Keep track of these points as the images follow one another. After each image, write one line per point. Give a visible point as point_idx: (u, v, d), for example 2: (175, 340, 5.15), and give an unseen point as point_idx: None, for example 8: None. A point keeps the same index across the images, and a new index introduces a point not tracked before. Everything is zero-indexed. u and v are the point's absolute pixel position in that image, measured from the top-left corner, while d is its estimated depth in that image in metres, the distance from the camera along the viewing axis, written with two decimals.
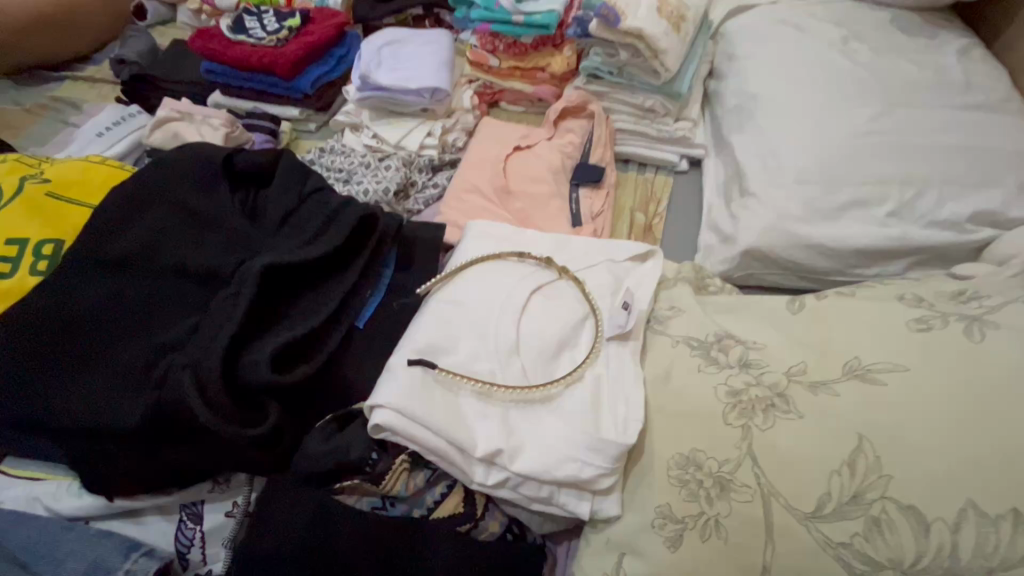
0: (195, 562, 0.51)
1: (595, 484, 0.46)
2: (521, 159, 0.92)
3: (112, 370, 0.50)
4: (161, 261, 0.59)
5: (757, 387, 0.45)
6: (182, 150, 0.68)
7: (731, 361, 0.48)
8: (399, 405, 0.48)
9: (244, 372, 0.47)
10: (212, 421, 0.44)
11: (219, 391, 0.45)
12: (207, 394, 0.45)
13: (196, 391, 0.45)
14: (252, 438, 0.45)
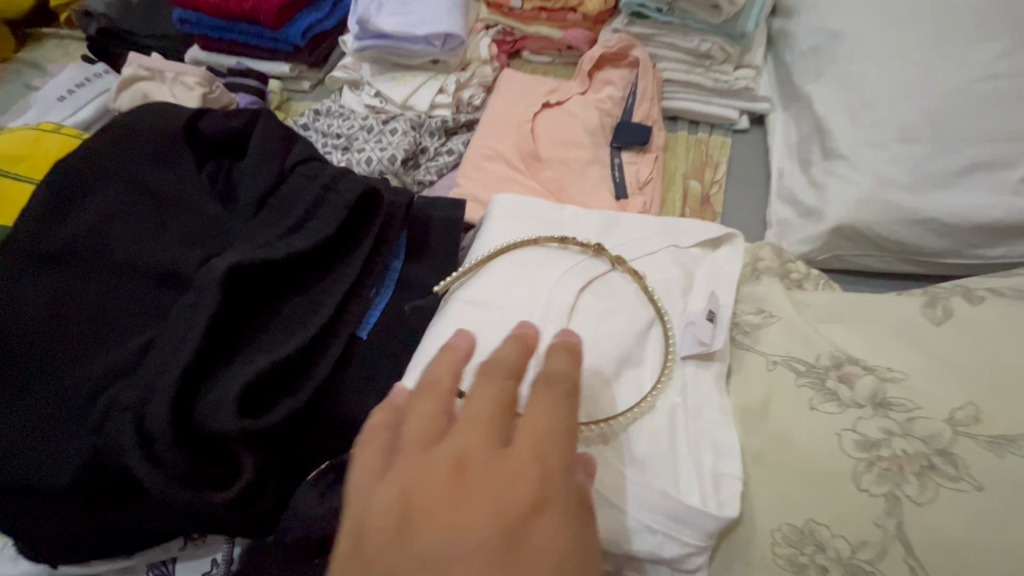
0: None
1: (681, 564, 0.34)
2: (552, 118, 0.77)
3: (43, 404, 0.39)
4: (108, 256, 0.47)
5: (901, 436, 0.33)
6: (138, 113, 0.55)
7: (859, 395, 0.35)
8: None
9: (203, 418, 0.36)
10: (157, 487, 0.33)
11: (168, 446, 0.34)
12: (153, 451, 0.34)
13: (138, 446, 0.34)
14: (218, 505, 0.35)
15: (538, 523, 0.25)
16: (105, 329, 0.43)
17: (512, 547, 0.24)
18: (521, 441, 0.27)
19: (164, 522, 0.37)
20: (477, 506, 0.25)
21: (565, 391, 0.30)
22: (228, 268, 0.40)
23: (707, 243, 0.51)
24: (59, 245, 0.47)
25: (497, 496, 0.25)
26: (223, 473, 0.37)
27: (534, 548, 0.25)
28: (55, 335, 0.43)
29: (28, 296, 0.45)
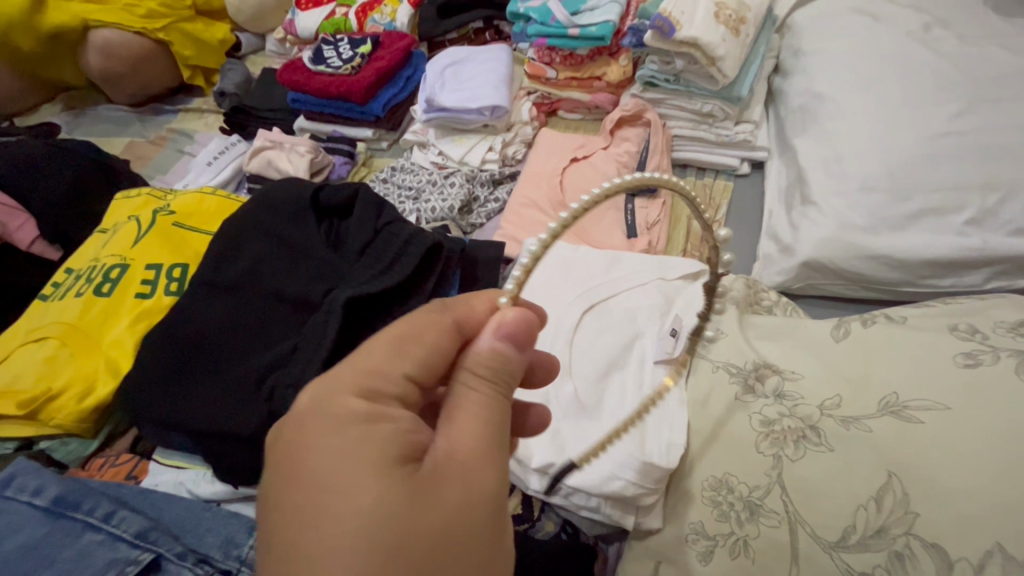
0: None
1: (638, 500, 0.50)
2: (578, 171, 0.96)
3: (233, 383, 0.62)
4: (260, 288, 0.70)
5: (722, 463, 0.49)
6: (280, 185, 0.78)
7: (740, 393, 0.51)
8: None
9: None
10: None
11: None
12: None
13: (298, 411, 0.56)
14: None
15: (328, 448, 0.33)
16: (263, 338, 0.66)
17: (303, 482, 0.32)
18: (327, 396, 0.35)
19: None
20: (289, 454, 0.33)
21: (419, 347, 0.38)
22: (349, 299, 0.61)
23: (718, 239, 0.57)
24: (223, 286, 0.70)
25: (296, 445, 0.33)
26: None
27: (321, 475, 0.32)
28: (224, 346, 0.66)
29: (208, 317, 0.68)
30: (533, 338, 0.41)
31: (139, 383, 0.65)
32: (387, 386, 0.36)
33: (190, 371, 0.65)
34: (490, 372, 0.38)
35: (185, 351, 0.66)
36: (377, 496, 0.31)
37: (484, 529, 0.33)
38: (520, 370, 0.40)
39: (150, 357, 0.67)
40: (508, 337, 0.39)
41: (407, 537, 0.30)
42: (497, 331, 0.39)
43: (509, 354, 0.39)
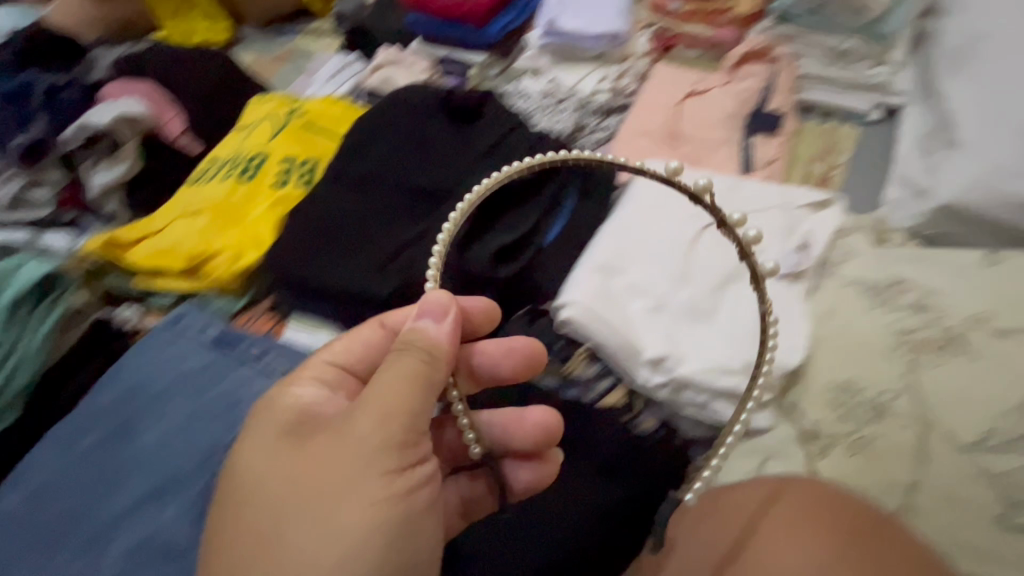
0: None
1: (752, 397, 0.52)
2: (695, 105, 0.94)
3: (370, 258, 0.69)
4: (390, 178, 0.74)
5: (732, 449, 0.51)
6: (412, 90, 0.82)
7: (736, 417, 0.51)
8: (587, 304, 0.58)
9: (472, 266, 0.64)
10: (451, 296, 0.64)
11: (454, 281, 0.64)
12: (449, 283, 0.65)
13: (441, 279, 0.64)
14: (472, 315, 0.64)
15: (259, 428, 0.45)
16: (394, 221, 0.71)
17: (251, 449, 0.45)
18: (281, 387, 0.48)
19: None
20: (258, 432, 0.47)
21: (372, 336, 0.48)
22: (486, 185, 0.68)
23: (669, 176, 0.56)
24: (358, 175, 0.76)
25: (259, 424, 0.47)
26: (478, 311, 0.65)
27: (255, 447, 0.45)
28: (358, 226, 0.72)
29: (342, 201, 0.74)
30: (451, 313, 0.44)
31: (281, 252, 0.72)
32: (317, 371, 0.47)
33: (329, 245, 0.71)
34: (401, 340, 0.42)
35: (323, 228, 0.72)
36: (264, 464, 0.42)
37: (340, 487, 0.39)
38: (443, 343, 0.43)
39: (292, 230, 0.73)
40: (419, 312, 0.44)
41: (280, 493, 0.40)
42: (415, 312, 0.45)
43: (425, 328, 0.43)
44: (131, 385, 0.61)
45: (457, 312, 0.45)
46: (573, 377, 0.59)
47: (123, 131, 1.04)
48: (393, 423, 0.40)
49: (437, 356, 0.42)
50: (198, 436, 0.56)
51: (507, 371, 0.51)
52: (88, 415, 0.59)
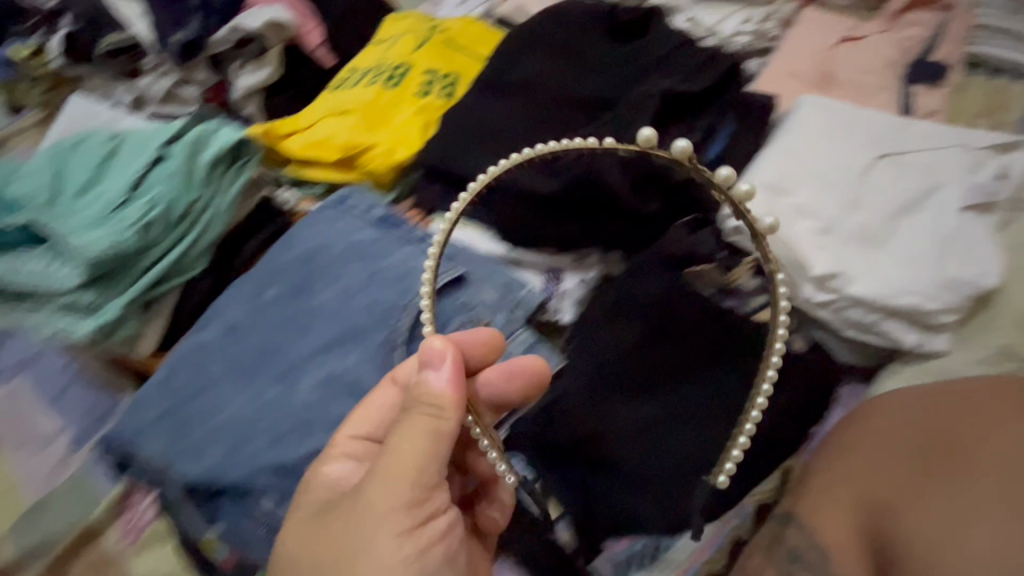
0: (553, 308, 0.70)
1: (933, 318, 0.54)
2: (849, 50, 0.90)
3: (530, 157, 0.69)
4: (548, 87, 0.75)
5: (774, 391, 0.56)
6: (570, 6, 0.82)
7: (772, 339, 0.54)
8: None
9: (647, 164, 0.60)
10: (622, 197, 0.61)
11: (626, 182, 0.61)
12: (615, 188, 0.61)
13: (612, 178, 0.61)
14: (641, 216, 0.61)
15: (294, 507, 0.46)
16: (554, 127, 0.72)
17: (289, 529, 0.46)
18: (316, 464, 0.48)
19: (607, 233, 0.64)
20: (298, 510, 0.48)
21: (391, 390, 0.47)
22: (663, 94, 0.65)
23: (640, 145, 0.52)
24: (513, 83, 0.77)
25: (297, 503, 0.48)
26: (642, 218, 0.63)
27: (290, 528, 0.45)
28: (515, 130, 0.73)
29: (499, 108, 0.76)
30: (449, 355, 0.42)
31: (438, 148, 0.75)
32: (342, 447, 0.47)
33: (485, 145, 0.73)
34: (411, 398, 0.42)
35: (480, 130, 0.75)
36: (296, 547, 0.42)
37: (363, 554, 0.39)
38: (447, 391, 0.41)
39: (448, 130, 0.76)
40: (421, 361, 0.43)
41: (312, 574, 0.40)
42: (418, 364, 0.43)
43: (429, 379, 0.42)
44: (310, 248, 0.66)
45: (456, 353, 0.43)
46: (733, 285, 0.60)
47: (271, 37, 1.09)
48: (404, 482, 0.39)
49: (444, 406, 0.41)
50: (375, 295, 0.60)
51: (515, 394, 0.50)
52: (272, 270, 0.65)
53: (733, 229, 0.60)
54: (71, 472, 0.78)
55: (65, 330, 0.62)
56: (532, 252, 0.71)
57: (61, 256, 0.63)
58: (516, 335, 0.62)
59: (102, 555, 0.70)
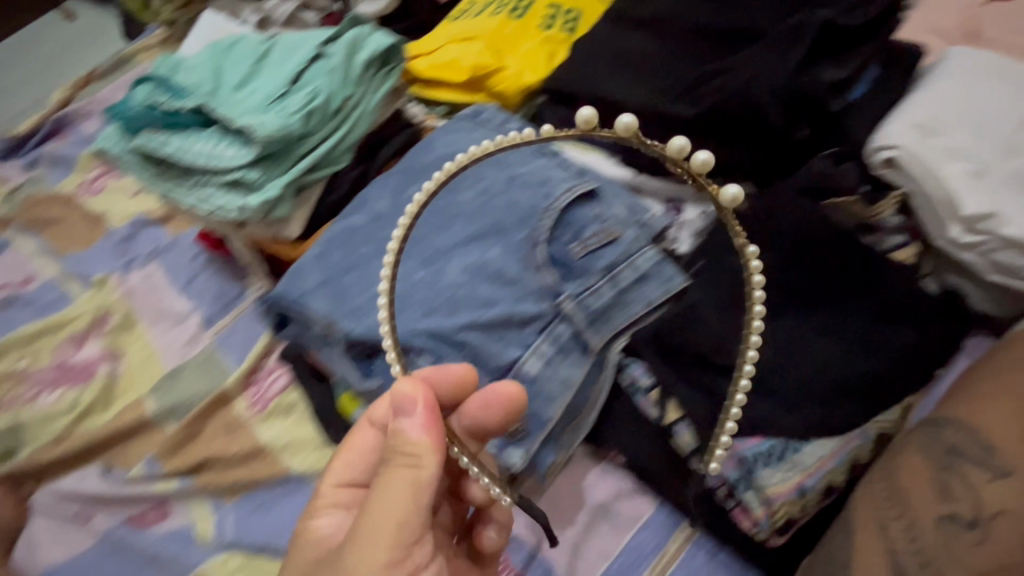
0: (671, 238, 0.69)
1: None
2: (1001, 8, 0.85)
3: (664, 88, 0.70)
4: (684, 21, 0.74)
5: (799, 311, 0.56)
6: None
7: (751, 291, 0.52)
8: (910, 149, 0.58)
9: (801, 90, 0.60)
10: (779, 119, 0.61)
11: (782, 105, 0.61)
12: (770, 110, 0.61)
13: (768, 99, 0.61)
14: (796, 139, 0.62)
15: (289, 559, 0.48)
16: (689, 63, 0.72)
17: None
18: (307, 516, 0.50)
19: (737, 159, 0.65)
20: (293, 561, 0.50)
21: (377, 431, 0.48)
22: (825, 23, 0.63)
23: (580, 126, 0.48)
24: (648, 16, 0.76)
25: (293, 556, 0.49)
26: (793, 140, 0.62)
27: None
28: (648, 64, 0.74)
29: (631, 42, 0.76)
30: (420, 401, 0.44)
31: (571, 75, 0.77)
32: (332, 496, 0.49)
33: (621, 74, 0.74)
34: (389, 448, 0.44)
35: (613, 60, 0.75)
36: None
37: None
38: (421, 438, 0.43)
39: (580, 56, 0.77)
40: (395, 408, 0.45)
41: None
42: (392, 410, 0.45)
43: (405, 427, 0.44)
44: (451, 151, 0.69)
45: (426, 398, 0.44)
46: (877, 220, 0.60)
47: None
48: (386, 533, 0.41)
49: (418, 451, 0.43)
50: (516, 197, 0.62)
51: (494, 423, 0.48)
52: (413, 171, 0.68)
53: (883, 163, 0.60)
54: (205, 344, 0.86)
55: (228, 205, 0.67)
56: (657, 180, 0.72)
57: (231, 137, 0.68)
58: (644, 252, 0.63)
59: (234, 418, 0.77)
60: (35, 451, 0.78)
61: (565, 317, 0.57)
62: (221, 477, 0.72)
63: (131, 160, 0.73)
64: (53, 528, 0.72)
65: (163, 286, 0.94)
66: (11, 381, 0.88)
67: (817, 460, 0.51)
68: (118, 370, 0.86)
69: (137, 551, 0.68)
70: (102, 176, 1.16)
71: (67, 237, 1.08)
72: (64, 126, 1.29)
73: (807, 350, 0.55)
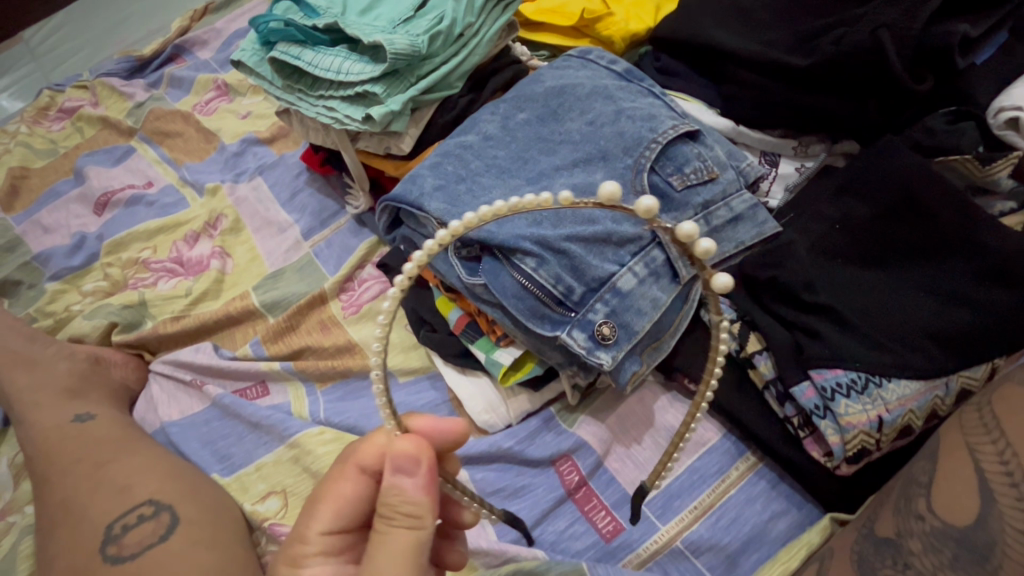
0: (763, 192, 0.71)
1: None
2: None
3: (780, 39, 0.71)
4: None
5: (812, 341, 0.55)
6: None
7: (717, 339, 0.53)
8: None
9: (927, 42, 0.61)
10: (901, 71, 0.61)
11: (904, 56, 0.61)
12: (892, 60, 0.61)
13: (891, 50, 0.61)
14: (916, 91, 0.62)
15: None
16: (809, 14, 0.72)
17: None
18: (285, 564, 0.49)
19: (853, 112, 0.66)
20: None
21: (366, 481, 0.49)
22: None
23: (601, 197, 0.47)
24: None
25: None
26: (909, 94, 0.63)
27: None
28: (765, 16, 0.74)
29: None
30: (424, 460, 0.46)
31: (683, 20, 0.77)
32: (317, 545, 0.49)
33: (732, 24, 0.75)
34: (389, 507, 0.45)
35: (726, 10, 0.76)
36: None
37: None
38: (423, 497, 0.45)
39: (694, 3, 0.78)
40: (395, 466, 0.45)
41: None
42: (389, 466, 0.46)
43: (405, 485, 0.45)
44: (559, 83, 0.72)
45: (428, 458, 0.46)
46: (989, 181, 0.59)
47: None
48: None
49: (422, 511, 0.45)
50: (623, 128, 0.65)
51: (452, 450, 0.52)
52: (521, 99, 0.72)
53: (1004, 124, 0.60)
54: (304, 253, 0.94)
55: (350, 115, 0.73)
56: (755, 132, 0.73)
57: (359, 54, 0.74)
58: (740, 195, 0.65)
59: (328, 318, 0.84)
60: (155, 325, 0.88)
61: (661, 243, 0.60)
62: (316, 365, 0.79)
63: (264, 70, 0.81)
64: (170, 390, 0.83)
65: (267, 198, 1.02)
66: (137, 268, 1.00)
67: (900, 399, 0.53)
68: (227, 268, 0.96)
69: (241, 416, 0.77)
70: (216, 99, 1.25)
71: (184, 150, 1.18)
72: (183, 52, 1.40)
73: (897, 300, 0.57)
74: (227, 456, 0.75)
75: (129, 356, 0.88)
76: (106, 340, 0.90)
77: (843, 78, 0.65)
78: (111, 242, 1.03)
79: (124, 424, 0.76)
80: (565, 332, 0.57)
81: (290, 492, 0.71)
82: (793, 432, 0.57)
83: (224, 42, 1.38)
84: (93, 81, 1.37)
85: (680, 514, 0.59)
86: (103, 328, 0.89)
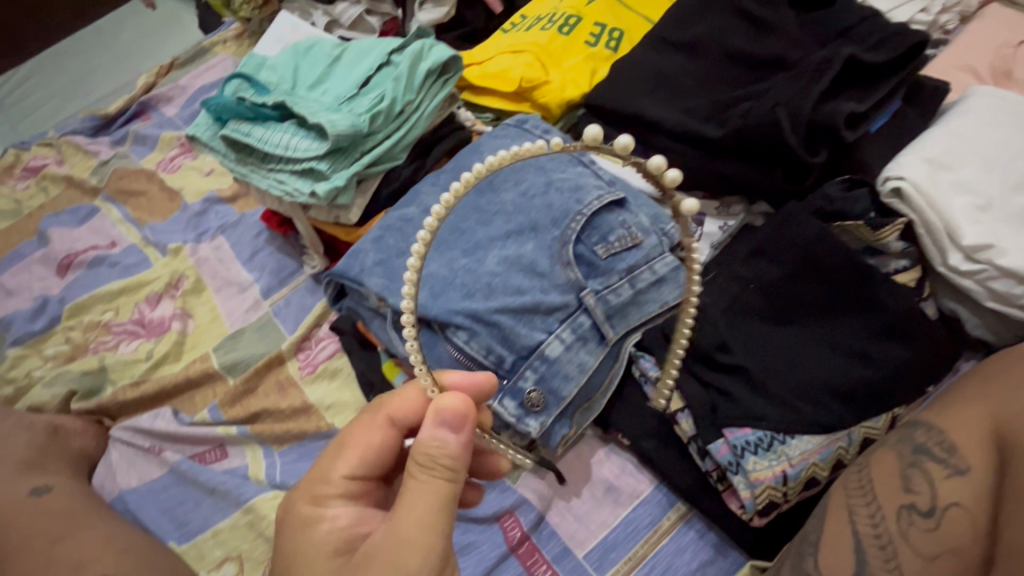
0: None
1: None
2: None
3: (697, 110, 0.76)
4: (723, 47, 0.80)
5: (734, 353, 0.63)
6: None
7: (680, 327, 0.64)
8: (919, 183, 0.63)
9: (819, 118, 0.67)
10: (797, 144, 0.67)
11: (801, 130, 0.67)
12: (790, 134, 0.67)
13: (788, 126, 0.67)
14: (812, 163, 0.68)
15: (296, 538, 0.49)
16: (721, 86, 0.78)
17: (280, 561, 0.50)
18: (307, 500, 0.50)
19: (762, 178, 0.71)
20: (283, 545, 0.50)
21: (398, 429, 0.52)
22: (849, 56, 0.68)
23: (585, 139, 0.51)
24: (686, 40, 0.82)
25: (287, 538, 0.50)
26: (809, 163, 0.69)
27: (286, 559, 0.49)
28: (684, 86, 0.80)
29: (669, 64, 0.82)
30: (467, 418, 0.47)
31: (611, 89, 0.82)
32: (339, 487, 0.50)
33: (654, 94, 0.80)
34: (426, 457, 0.46)
35: (649, 79, 0.81)
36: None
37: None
38: (461, 453, 0.47)
39: (620, 72, 0.83)
40: (439, 419, 0.47)
41: None
42: (433, 416, 0.47)
43: (447, 439, 0.46)
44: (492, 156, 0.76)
45: (473, 417, 0.48)
46: (880, 244, 0.65)
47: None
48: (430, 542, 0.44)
49: (458, 466, 0.47)
50: (551, 200, 0.69)
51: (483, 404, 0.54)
52: (459, 171, 0.76)
53: (890, 192, 0.65)
54: (263, 312, 0.97)
55: (299, 189, 0.77)
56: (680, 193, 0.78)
57: (306, 130, 0.78)
58: (663, 257, 0.69)
59: (285, 378, 0.86)
60: (116, 391, 0.90)
61: (587, 309, 0.65)
62: (272, 427, 0.82)
63: (217, 145, 0.84)
64: (129, 456, 0.84)
65: (228, 258, 1.05)
66: (98, 331, 1.01)
67: (801, 453, 0.58)
68: (188, 329, 0.98)
69: (198, 481, 0.79)
70: (180, 156, 1.28)
71: (148, 209, 1.21)
72: (148, 108, 1.43)
73: (803, 356, 0.62)
74: (185, 522, 0.77)
75: (89, 423, 0.89)
76: (66, 408, 0.91)
77: (752, 148, 0.71)
78: (73, 305, 1.05)
79: (82, 494, 0.78)
80: (497, 400, 0.62)
81: (246, 557, 0.73)
82: (713, 484, 0.61)
83: (189, 98, 1.41)
84: (59, 139, 1.39)
85: (614, 566, 0.63)
86: (63, 396, 0.91)
